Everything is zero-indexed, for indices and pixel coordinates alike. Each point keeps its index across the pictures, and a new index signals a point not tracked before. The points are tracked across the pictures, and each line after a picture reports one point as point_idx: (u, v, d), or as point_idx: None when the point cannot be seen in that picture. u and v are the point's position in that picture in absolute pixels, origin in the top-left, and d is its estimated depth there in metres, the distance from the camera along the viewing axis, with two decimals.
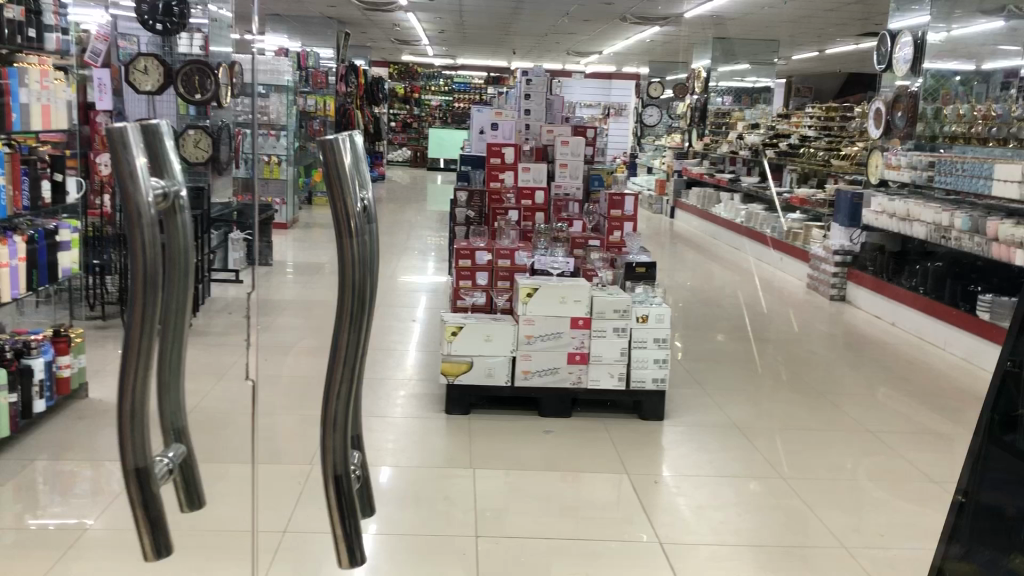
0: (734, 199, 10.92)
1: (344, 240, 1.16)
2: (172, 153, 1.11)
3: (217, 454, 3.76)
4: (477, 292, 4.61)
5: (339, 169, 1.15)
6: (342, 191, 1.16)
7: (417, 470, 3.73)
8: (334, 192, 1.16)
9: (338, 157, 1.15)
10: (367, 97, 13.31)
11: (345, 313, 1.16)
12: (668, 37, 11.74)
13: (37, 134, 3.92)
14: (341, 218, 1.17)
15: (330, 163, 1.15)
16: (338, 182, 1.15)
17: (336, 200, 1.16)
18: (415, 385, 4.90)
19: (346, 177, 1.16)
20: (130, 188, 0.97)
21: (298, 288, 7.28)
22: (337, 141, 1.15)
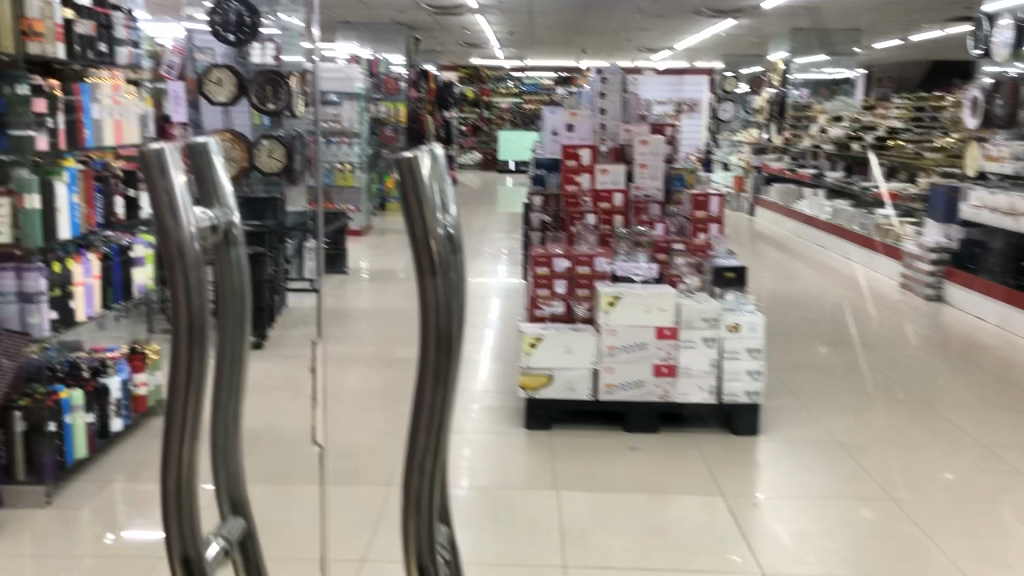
0: (818, 195, 10.50)
1: (427, 268, 1.10)
2: (224, 176, 1.20)
3: (293, 476, 3.67)
4: (556, 301, 4.40)
5: (419, 188, 1.10)
6: (423, 213, 1.11)
7: (497, 491, 3.57)
8: (413, 214, 1.11)
9: (419, 179, 1.10)
10: (438, 102, 13.23)
11: (429, 357, 1.13)
12: (744, 31, 11.35)
13: (112, 149, 3.88)
14: (422, 252, 1.11)
15: (412, 181, 1.10)
16: (418, 203, 1.11)
17: (416, 222, 1.11)
18: (491, 397, 4.75)
19: (427, 195, 1.11)
20: (174, 229, 1.04)
21: (373, 297, 7.20)
22: (415, 154, 1.11)
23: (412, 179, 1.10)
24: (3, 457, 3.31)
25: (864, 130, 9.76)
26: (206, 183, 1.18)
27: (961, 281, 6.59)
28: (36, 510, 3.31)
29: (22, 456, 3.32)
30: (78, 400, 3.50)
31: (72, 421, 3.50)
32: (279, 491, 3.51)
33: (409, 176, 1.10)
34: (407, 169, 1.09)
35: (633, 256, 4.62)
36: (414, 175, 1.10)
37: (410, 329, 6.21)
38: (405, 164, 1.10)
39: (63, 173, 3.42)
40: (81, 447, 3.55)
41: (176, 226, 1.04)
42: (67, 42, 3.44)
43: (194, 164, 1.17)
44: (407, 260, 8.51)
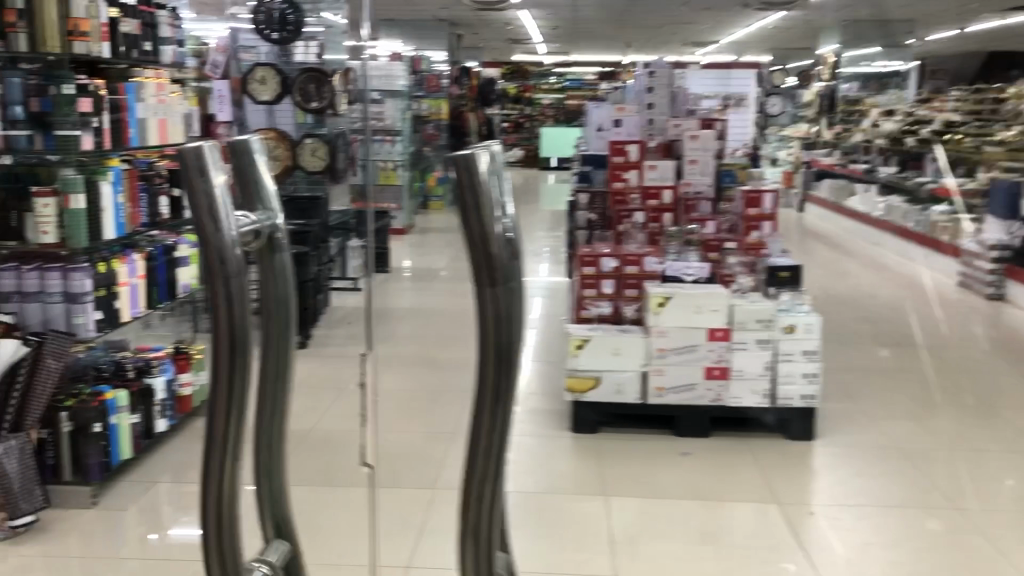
0: (870, 190, 10.24)
1: (487, 272, 1.15)
2: (266, 174, 1.21)
3: (338, 478, 3.63)
4: (603, 301, 4.31)
5: (475, 187, 1.14)
6: (481, 211, 1.15)
7: (543, 497, 3.49)
8: (471, 210, 1.15)
9: (477, 180, 1.14)
10: (480, 98, 13.15)
11: (488, 358, 1.18)
12: (792, 24, 11.11)
13: (158, 147, 3.84)
14: (480, 250, 1.16)
15: (469, 182, 1.15)
16: (475, 202, 1.14)
17: (475, 222, 1.15)
18: (536, 398, 4.67)
19: (485, 195, 1.14)
20: (215, 231, 1.06)
21: (416, 296, 7.15)
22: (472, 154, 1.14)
23: (474, 180, 1.14)
24: (50, 457, 3.29)
25: (918, 124, 9.46)
26: (249, 183, 1.20)
27: None
28: (82, 510, 3.29)
29: (68, 456, 3.29)
30: (124, 400, 3.47)
31: (118, 423, 3.47)
32: (323, 495, 3.46)
33: (467, 177, 1.14)
34: (469, 172, 1.14)
35: (683, 256, 4.50)
36: (470, 175, 1.14)
37: (453, 329, 6.15)
38: (465, 166, 1.14)
39: (109, 173, 3.41)
40: (126, 448, 3.52)
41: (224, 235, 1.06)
42: (112, 40, 3.42)
43: (235, 165, 1.19)
44: (449, 258, 8.45)
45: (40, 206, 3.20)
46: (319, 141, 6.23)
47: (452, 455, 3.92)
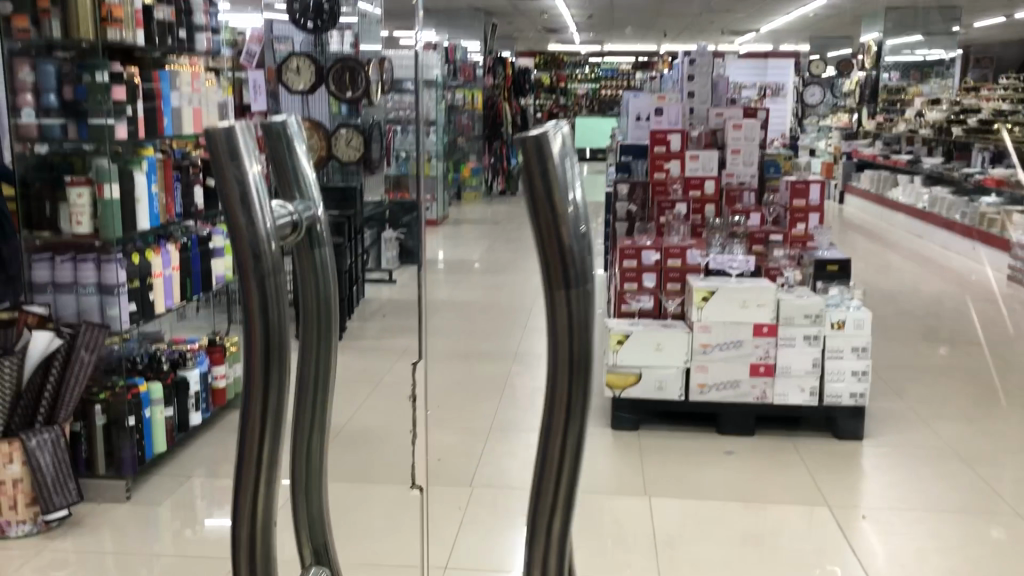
0: (914, 181, 9.99)
1: (556, 274, 0.88)
2: (306, 159, 0.97)
3: (374, 474, 3.57)
4: (644, 295, 4.20)
5: (544, 168, 0.85)
6: (550, 199, 0.86)
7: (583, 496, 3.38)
8: (535, 195, 0.86)
9: (548, 157, 0.85)
10: (514, 89, 13.03)
11: (562, 385, 0.90)
12: (834, 11, 10.83)
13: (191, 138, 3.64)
14: (552, 250, 0.88)
15: (527, 159, 0.86)
16: (539, 188, 0.86)
17: (542, 213, 0.87)
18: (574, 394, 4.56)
19: (554, 177, 0.86)
20: (245, 233, 0.81)
21: (451, 289, 7.09)
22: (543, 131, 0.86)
23: (542, 157, 0.85)
24: (85, 451, 3.25)
25: (965, 113, 9.16)
26: (283, 165, 0.94)
27: None
28: (117, 504, 3.25)
29: (102, 450, 3.27)
30: (157, 393, 3.44)
31: (151, 415, 3.44)
32: (359, 492, 3.39)
33: (528, 154, 0.85)
34: (536, 147, 0.85)
35: (728, 248, 4.36)
36: (534, 150, 0.85)
37: (489, 321, 6.06)
38: (527, 142, 0.85)
39: (144, 162, 3.35)
40: (159, 441, 3.48)
41: (258, 238, 0.81)
42: (145, 29, 3.37)
43: (268, 149, 0.94)
44: (484, 250, 8.38)
45: (76, 196, 3.18)
46: (355, 131, 6.22)
47: (490, 452, 3.84)
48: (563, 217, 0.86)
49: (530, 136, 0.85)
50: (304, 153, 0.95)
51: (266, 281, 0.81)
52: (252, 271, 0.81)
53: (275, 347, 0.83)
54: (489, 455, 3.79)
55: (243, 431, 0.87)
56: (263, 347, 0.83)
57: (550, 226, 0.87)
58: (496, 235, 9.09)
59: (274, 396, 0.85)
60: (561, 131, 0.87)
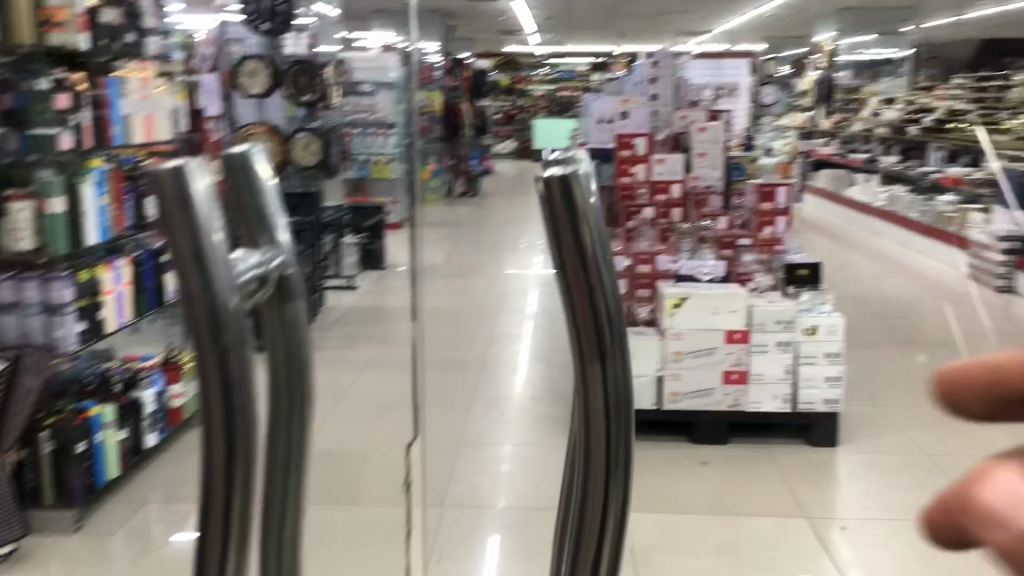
0: (871, 180, 10.07)
1: (585, 335, 0.79)
2: (268, 193, 0.78)
3: (341, 494, 3.46)
4: None
5: (571, 217, 0.78)
6: (580, 251, 0.78)
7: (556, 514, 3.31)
8: (561, 246, 0.78)
9: (576, 202, 0.78)
10: (473, 91, 12.93)
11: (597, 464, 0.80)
12: (791, 11, 10.87)
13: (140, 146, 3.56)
14: (583, 313, 0.79)
15: (552, 207, 0.78)
16: (566, 238, 0.78)
17: (568, 265, 0.78)
18: (544, 404, 4.47)
19: (584, 224, 0.78)
20: (201, 302, 0.62)
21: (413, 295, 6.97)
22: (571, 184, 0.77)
23: (571, 204, 0.78)
24: (31, 479, 3.08)
25: (921, 112, 9.24)
26: (243, 202, 0.76)
27: None
28: (67, 535, 3.09)
29: (50, 478, 3.09)
30: (109, 415, 3.29)
31: (104, 440, 3.27)
32: (325, 516, 3.28)
33: (554, 202, 0.78)
34: (564, 194, 0.77)
35: (698, 254, 4.29)
36: (559, 198, 0.78)
37: (453, 327, 5.95)
38: (553, 186, 0.77)
39: (91, 174, 3.19)
40: (112, 467, 3.32)
41: (219, 309, 0.63)
42: (92, 31, 3.16)
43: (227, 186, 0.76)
44: (446, 254, 8.27)
45: (16, 211, 2.94)
46: (313, 135, 6.24)
47: (459, 468, 3.72)
48: (594, 269, 0.78)
49: (555, 180, 0.77)
50: (271, 185, 0.77)
51: (230, 357, 0.64)
52: (212, 349, 0.63)
53: (245, 443, 0.66)
54: (458, 471, 3.68)
55: (203, 542, 0.69)
56: (229, 443, 0.65)
57: (575, 282, 0.78)
58: (457, 238, 8.99)
59: (243, 498, 0.68)
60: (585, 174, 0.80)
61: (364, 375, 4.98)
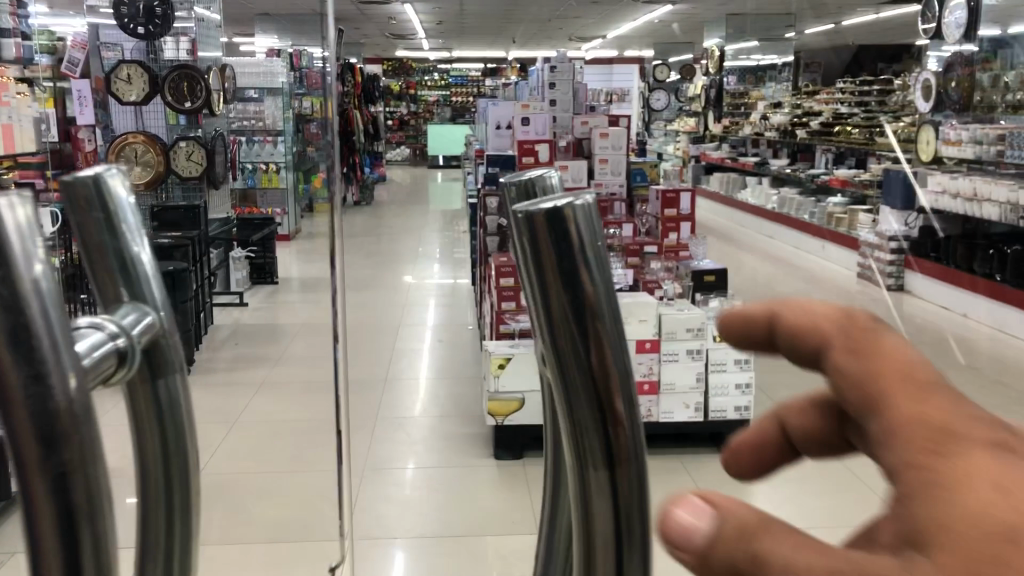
0: (762, 183, 10.29)
1: (596, 459, 0.47)
2: (139, 225, 0.47)
3: (237, 533, 3.22)
4: (523, 316, 3.98)
5: (571, 273, 0.44)
6: (583, 328, 0.45)
7: (470, 540, 3.15)
8: (550, 318, 0.46)
9: (572, 255, 0.44)
10: (364, 97, 12.65)
11: None
12: (680, 18, 11.01)
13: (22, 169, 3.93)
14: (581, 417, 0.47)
15: (530, 253, 0.45)
16: (558, 309, 0.45)
17: (562, 349, 0.46)
18: (450, 422, 4.30)
19: (596, 282, 0.45)
20: (24, 410, 0.34)
21: (309, 311, 6.70)
22: (568, 209, 0.45)
23: (568, 257, 0.44)
24: None
25: (807, 116, 9.47)
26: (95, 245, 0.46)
27: (919, 268, 6.38)
28: None
29: None
30: None
31: None
32: (218, 558, 3.04)
33: (534, 251, 0.45)
34: (554, 236, 0.44)
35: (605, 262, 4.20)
36: (536, 245, 0.45)
37: (351, 343, 5.72)
38: (533, 223, 0.45)
39: None
40: None
41: (52, 422, 0.35)
42: None
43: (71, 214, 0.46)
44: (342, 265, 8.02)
45: None
46: (195, 143, 5.99)
47: (363, 496, 3.51)
48: (605, 355, 0.46)
49: (531, 217, 0.45)
50: (133, 211, 0.47)
51: (75, 487, 0.36)
52: (44, 474, 0.35)
53: None
54: (362, 500, 3.47)
55: None
56: None
57: (578, 375, 0.46)
58: (352, 248, 8.74)
59: None
60: (588, 196, 0.47)
61: (258, 400, 4.70)
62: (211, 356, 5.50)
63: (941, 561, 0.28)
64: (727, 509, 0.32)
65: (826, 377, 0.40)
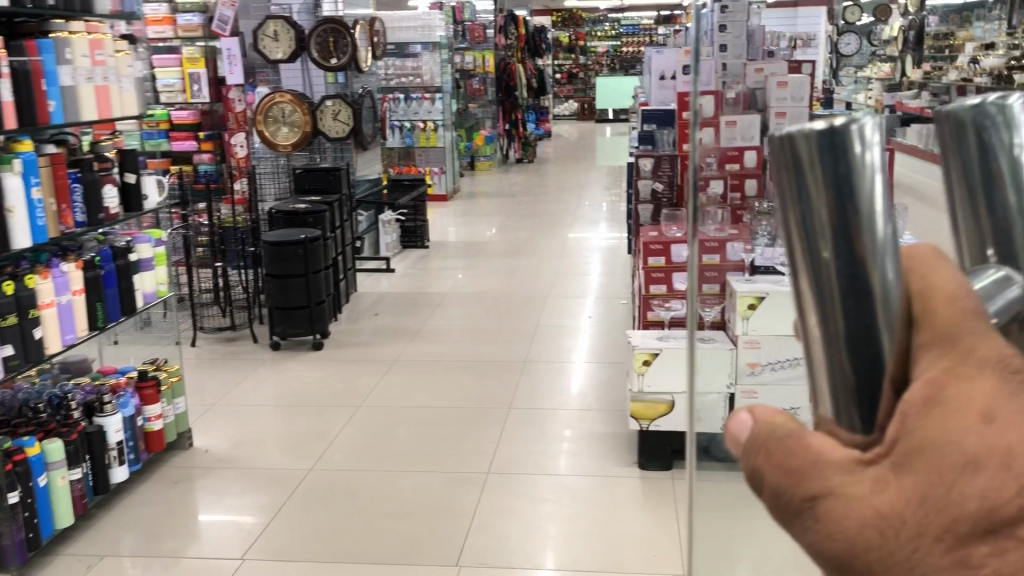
0: None
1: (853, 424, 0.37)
2: None
3: (340, 542, 2.91)
4: (675, 301, 3.48)
5: (840, 184, 0.34)
6: (854, 285, 0.35)
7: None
8: (820, 279, 0.36)
9: (845, 173, 0.34)
10: (529, 50, 12.68)
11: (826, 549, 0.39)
12: None
13: (167, 117, 6.17)
14: (830, 329, 0.36)
15: (798, 208, 0.35)
16: (822, 270, 0.35)
17: (828, 323, 0.36)
18: (590, 419, 3.83)
19: (862, 233, 0.35)
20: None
21: (460, 280, 6.41)
22: (854, 137, 0.34)
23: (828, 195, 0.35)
24: None
25: None
26: None
27: None
28: None
29: None
30: (56, 453, 2.72)
31: (48, 482, 2.71)
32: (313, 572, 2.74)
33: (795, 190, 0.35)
34: (830, 159, 0.34)
35: None
36: (806, 192, 0.35)
37: (496, 321, 5.39)
38: (794, 150, 0.35)
39: (17, 162, 2.55)
40: (62, 515, 2.76)
41: None
42: None
43: None
44: (496, 231, 7.80)
45: None
46: (342, 102, 5.82)
47: (487, 507, 3.09)
48: (872, 296, 0.35)
49: (794, 143, 0.34)
50: None
51: None
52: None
53: None
54: (485, 514, 3.05)
55: None
56: None
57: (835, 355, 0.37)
58: (512, 212, 8.50)
59: None
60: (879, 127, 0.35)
61: (389, 379, 4.41)
62: (350, 330, 5.31)
63: (916, 468, 0.35)
64: (763, 416, 0.39)
65: (971, 303, 0.35)
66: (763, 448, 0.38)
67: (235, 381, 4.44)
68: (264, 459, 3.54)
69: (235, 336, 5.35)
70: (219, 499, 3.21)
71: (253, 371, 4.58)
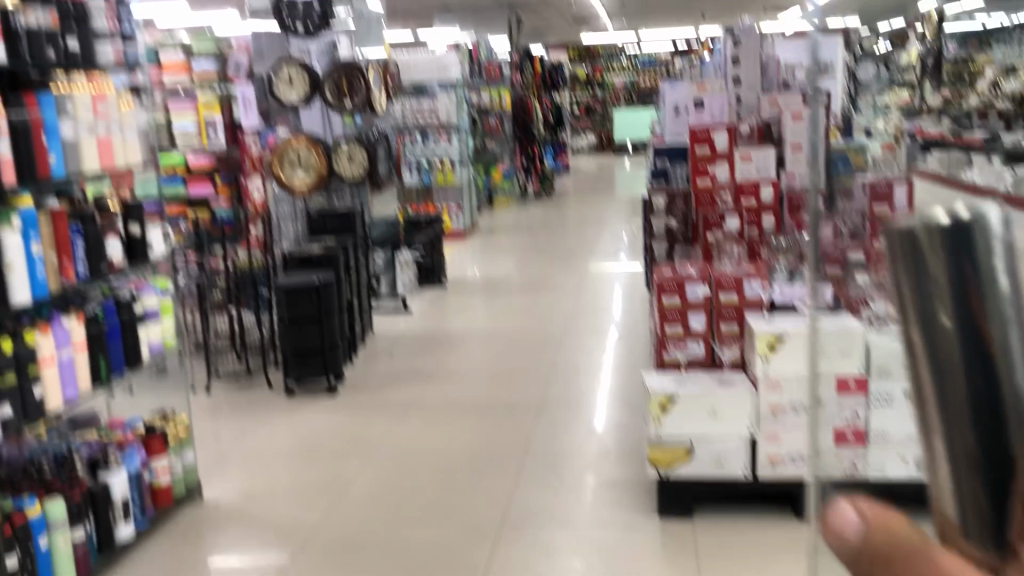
0: None
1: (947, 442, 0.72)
2: None
3: None
4: (692, 341, 3.37)
5: (952, 296, 0.70)
6: (952, 345, 0.71)
7: None
8: (935, 347, 0.72)
9: (960, 263, 0.70)
10: (546, 85, 12.72)
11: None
12: None
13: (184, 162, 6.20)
14: (939, 342, 0.72)
15: (930, 288, 0.72)
16: (939, 329, 0.71)
17: (936, 364, 0.72)
18: (610, 465, 3.72)
19: (955, 325, 0.71)
20: None
21: (478, 318, 6.34)
22: (972, 228, 0.70)
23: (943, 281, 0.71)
24: None
25: None
26: None
27: None
28: None
29: None
30: (59, 513, 2.67)
31: (49, 544, 2.65)
32: None
33: (928, 268, 0.72)
34: (954, 255, 0.70)
35: None
36: (929, 269, 0.71)
37: (514, 361, 5.30)
38: (924, 242, 0.71)
39: (15, 218, 2.52)
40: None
41: None
42: (10, 43, 2.55)
43: None
44: (515, 267, 7.73)
45: None
46: (356, 144, 5.80)
47: (501, 561, 2.99)
48: (962, 360, 0.70)
49: (929, 239, 0.71)
50: None
51: None
52: None
53: None
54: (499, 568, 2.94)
55: None
56: None
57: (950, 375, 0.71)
58: (531, 247, 8.44)
59: None
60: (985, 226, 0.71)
61: (404, 425, 4.33)
62: (366, 373, 5.25)
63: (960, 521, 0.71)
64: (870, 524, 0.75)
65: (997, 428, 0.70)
66: (872, 538, 0.74)
67: (250, 429, 4.38)
68: (276, 511, 3.47)
69: (251, 381, 5.30)
70: (228, 554, 3.14)
71: (268, 419, 4.52)
